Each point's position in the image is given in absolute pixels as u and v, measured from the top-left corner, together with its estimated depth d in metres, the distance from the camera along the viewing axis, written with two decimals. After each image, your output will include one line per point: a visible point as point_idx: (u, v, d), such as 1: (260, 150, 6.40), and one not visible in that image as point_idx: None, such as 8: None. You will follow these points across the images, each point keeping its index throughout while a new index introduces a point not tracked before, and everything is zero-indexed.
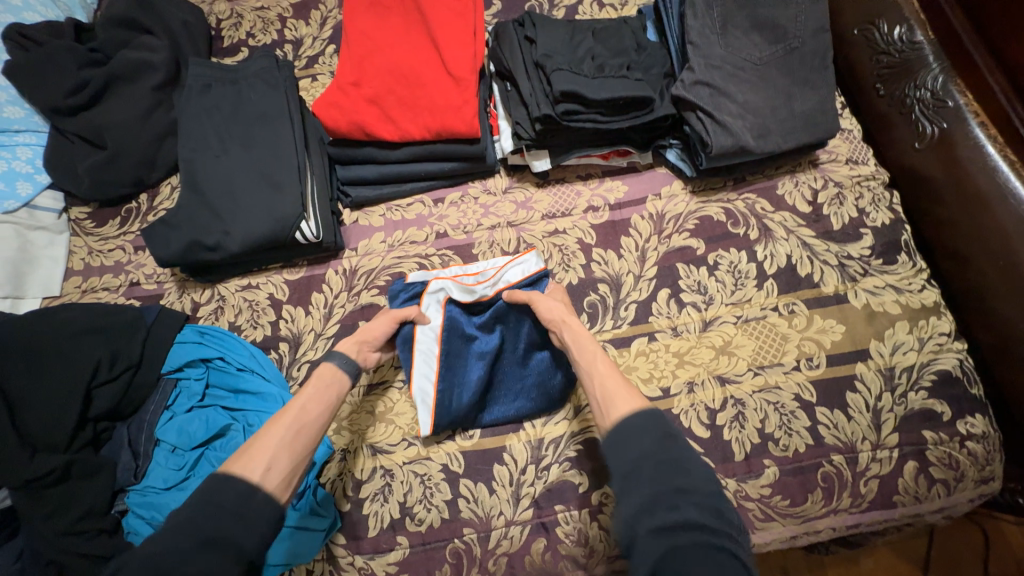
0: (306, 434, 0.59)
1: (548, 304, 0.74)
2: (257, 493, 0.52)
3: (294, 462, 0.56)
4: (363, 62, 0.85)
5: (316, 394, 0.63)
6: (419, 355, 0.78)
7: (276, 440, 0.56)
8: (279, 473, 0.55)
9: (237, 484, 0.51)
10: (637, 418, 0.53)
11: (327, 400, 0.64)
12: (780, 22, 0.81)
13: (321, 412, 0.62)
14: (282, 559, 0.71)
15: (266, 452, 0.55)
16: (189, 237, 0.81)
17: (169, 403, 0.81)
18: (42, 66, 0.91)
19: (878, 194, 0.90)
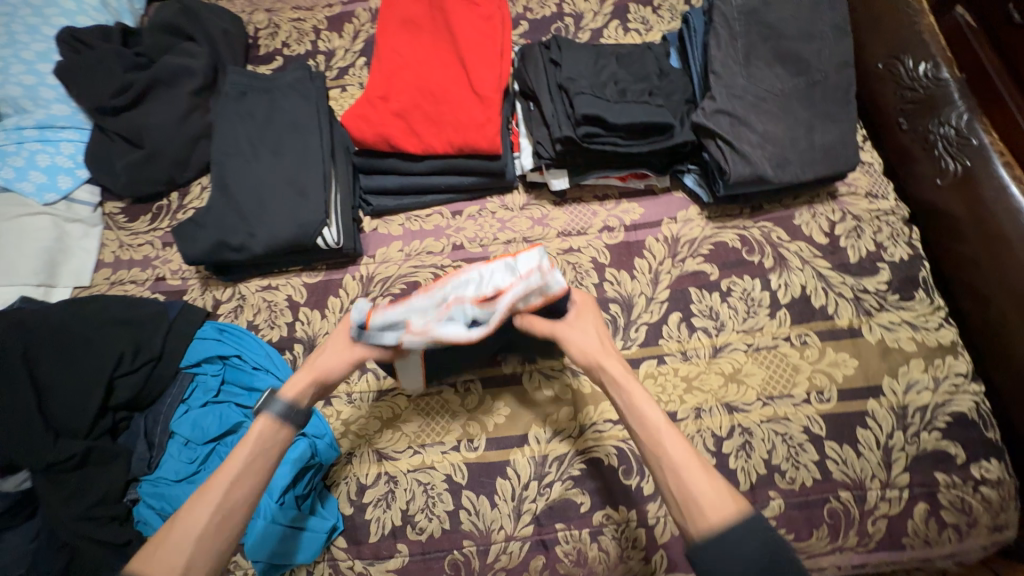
0: (233, 516, 0.58)
1: (582, 338, 0.67)
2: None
3: (218, 551, 0.56)
4: (392, 77, 0.88)
5: (247, 467, 0.60)
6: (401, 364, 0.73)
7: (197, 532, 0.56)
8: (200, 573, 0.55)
9: None
10: (737, 530, 0.50)
11: (260, 470, 0.61)
12: (803, 55, 0.82)
13: (251, 488, 0.60)
14: (264, 558, 0.72)
15: (181, 554, 0.55)
16: (216, 237, 0.84)
17: (185, 396, 0.83)
18: (91, 69, 0.97)
19: (896, 229, 0.89)
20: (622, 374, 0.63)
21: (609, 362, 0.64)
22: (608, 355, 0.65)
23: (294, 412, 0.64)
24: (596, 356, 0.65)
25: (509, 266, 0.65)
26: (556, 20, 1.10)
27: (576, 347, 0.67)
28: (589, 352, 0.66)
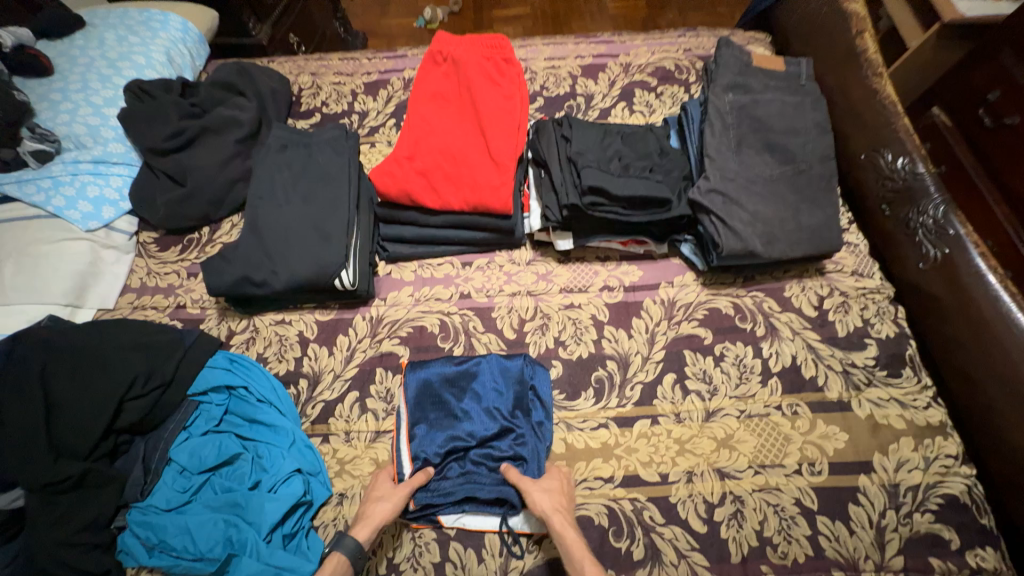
0: None
1: (537, 493, 0.73)
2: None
3: None
4: (418, 141, 0.98)
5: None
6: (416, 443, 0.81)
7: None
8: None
9: None
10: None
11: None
12: (789, 147, 0.91)
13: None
14: None
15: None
16: (240, 272, 0.90)
17: (188, 423, 0.85)
18: (150, 115, 1.08)
19: (882, 307, 0.94)
20: (556, 519, 0.71)
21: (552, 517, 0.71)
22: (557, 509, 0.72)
23: (359, 555, 0.70)
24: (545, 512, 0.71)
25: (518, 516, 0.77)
26: (569, 99, 1.24)
27: (533, 500, 0.72)
28: (543, 502, 0.72)
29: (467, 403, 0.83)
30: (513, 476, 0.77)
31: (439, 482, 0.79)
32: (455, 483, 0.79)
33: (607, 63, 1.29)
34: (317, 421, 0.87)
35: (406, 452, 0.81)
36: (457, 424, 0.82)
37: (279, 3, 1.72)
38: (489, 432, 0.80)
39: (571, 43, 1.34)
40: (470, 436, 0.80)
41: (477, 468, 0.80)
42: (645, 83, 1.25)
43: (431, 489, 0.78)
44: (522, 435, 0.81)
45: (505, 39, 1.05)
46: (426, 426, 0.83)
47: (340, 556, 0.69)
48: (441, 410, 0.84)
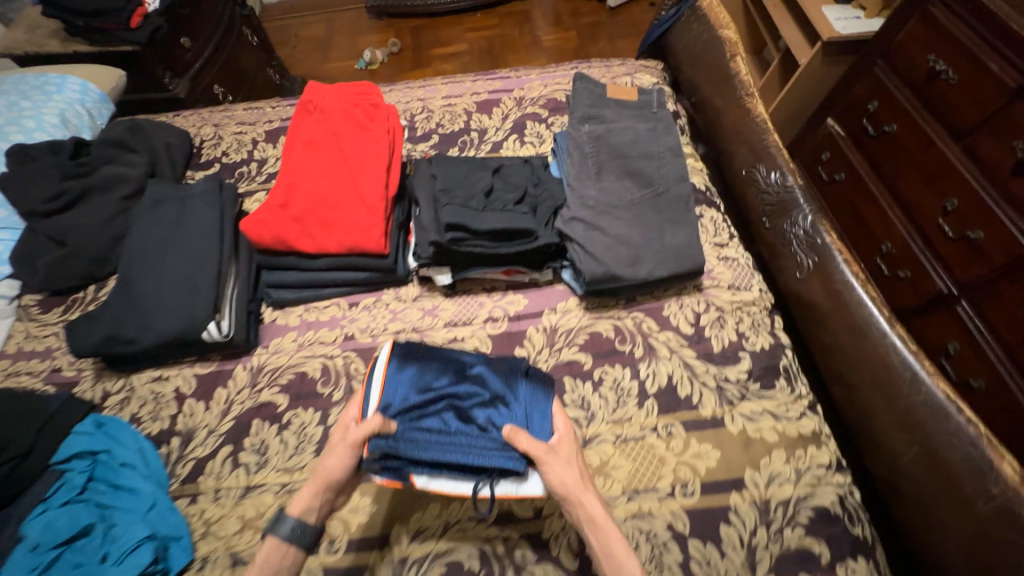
0: None
1: (561, 470, 0.67)
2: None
3: None
4: (291, 186, 0.97)
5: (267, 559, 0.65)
6: (393, 394, 0.74)
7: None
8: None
9: None
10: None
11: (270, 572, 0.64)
12: (647, 171, 0.95)
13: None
14: None
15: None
16: (106, 330, 0.87)
17: (46, 495, 0.80)
18: (30, 176, 1.06)
19: (758, 319, 0.96)
20: (589, 499, 0.65)
21: (584, 498, 0.66)
22: (579, 491, 0.66)
23: (302, 528, 0.65)
24: (573, 493, 0.66)
25: (515, 481, 0.70)
26: (462, 134, 1.27)
27: (555, 478, 0.66)
28: (566, 483, 0.66)
29: (457, 374, 0.77)
30: (524, 445, 0.67)
31: (416, 426, 0.71)
32: (433, 446, 0.68)
33: (501, 98, 1.34)
34: (186, 481, 0.84)
35: (375, 399, 0.73)
36: (445, 383, 0.75)
37: (199, 56, 1.76)
38: (500, 397, 0.75)
39: (469, 82, 1.40)
40: (467, 399, 0.74)
41: (465, 430, 0.71)
42: (536, 115, 1.29)
43: (395, 439, 0.68)
44: (519, 396, 0.75)
45: (373, 86, 1.09)
46: (413, 374, 0.75)
47: (279, 537, 0.65)
48: (433, 362, 0.77)
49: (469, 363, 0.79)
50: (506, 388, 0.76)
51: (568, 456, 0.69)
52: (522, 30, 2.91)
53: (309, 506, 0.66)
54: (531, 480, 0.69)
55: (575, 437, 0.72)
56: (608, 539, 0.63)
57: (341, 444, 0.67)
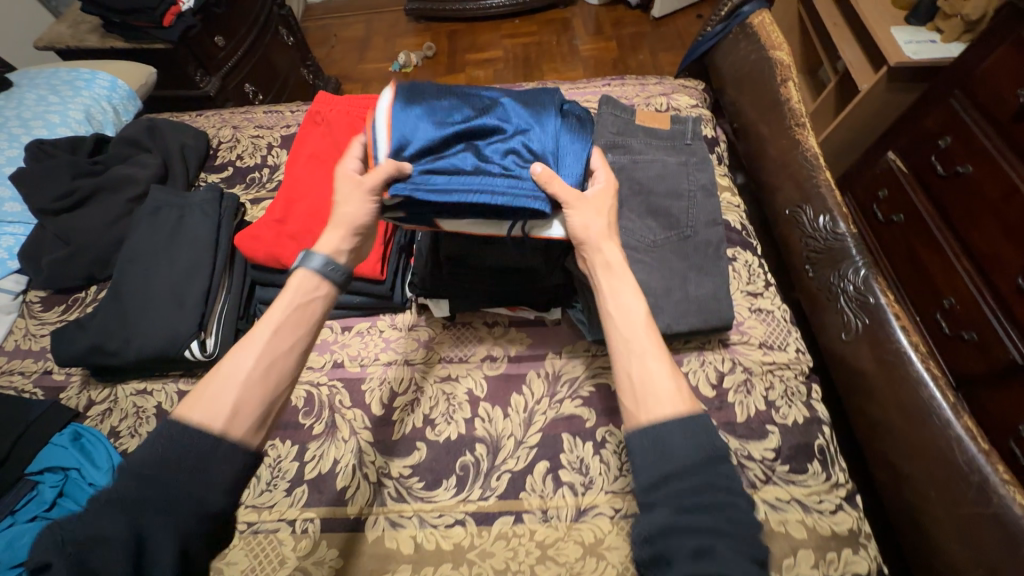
0: (279, 338, 0.61)
1: (587, 217, 0.65)
2: (225, 438, 0.55)
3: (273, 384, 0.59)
4: (292, 202, 0.93)
5: (288, 305, 0.62)
6: (405, 134, 0.66)
7: (252, 361, 0.58)
8: (251, 411, 0.57)
9: (202, 432, 0.54)
10: (679, 420, 0.52)
11: (294, 316, 0.62)
12: (672, 211, 0.85)
13: (301, 336, 0.62)
14: None
15: (230, 393, 0.57)
16: (92, 341, 0.85)
17: (15, 508, 0.78)
18: (44, 173, 1.06)
19: (791, 387, 0.83)
20: (608, 253, 0.63)
21: (604, 249, 0.64)
22: (604, 239, 0.64)
23: (328, 269, 0.64)
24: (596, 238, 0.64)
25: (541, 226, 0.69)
26: None
27: (579, 225, 0.64)
28: (591, 230, 0.64)
29: (473, 115, 0.68)
30: (557, 187, 0.64)
31: (436, 168, 0.66)
32: (456, 185, 0.64)
33: None
34: None
35: (384, 142, 0.66)
36: (461, 125, 0.67)
37: (232, 55, 1.77)
38: (530, 131, 0.67)
39: None
40: (493, 132, 0.67)
41: (490, 169, 0.65)
42: None
43: (415, 183, 0.64)
44: (547, 131, 0.68)
45: None
46: (422, 119, 0.67)
47: (305, 273, 0.63)
48: (444, 103, 0.69)
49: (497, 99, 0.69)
50: (534, 124, 0.68)
51: (599, 207, 0.66)
52: (559, 39, 2.82)
53: (338, 246, 0.65)
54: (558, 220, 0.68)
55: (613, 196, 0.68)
56: (618, 282, 0.62)
57: (356, 189, 0.64)
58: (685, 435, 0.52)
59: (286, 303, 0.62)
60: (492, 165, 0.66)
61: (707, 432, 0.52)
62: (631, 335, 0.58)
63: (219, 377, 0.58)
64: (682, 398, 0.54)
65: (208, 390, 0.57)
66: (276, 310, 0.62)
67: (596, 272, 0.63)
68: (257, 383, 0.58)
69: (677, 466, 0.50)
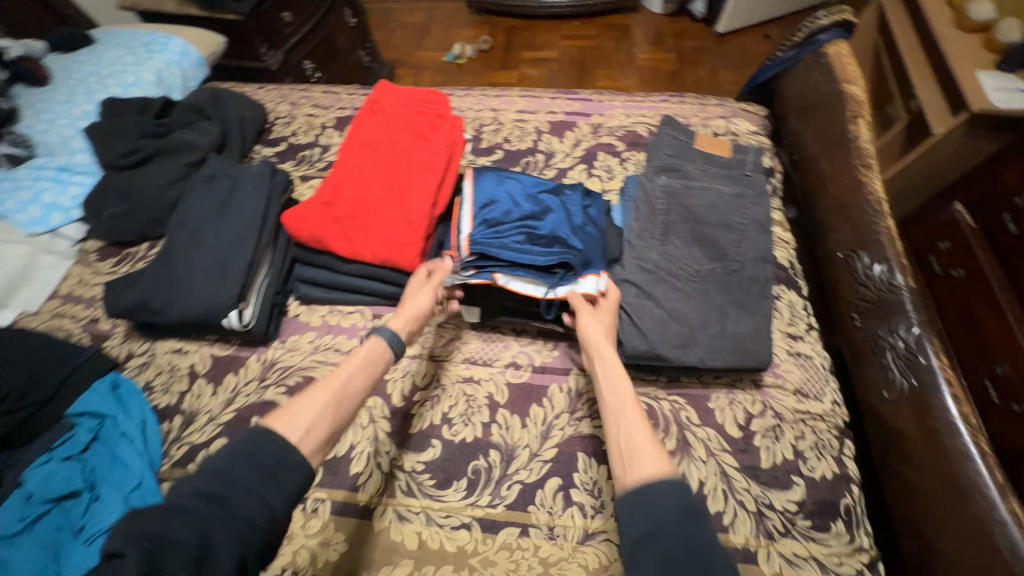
0: (349, 387, 0.71)
1: (590, 322, 0.75)
2: (297, 450, 0.62)
3: (335, 422, 0.67)
4: (339, 185, 0.94)
5: (362, 363, 0.74)
6: (483, 209, 0.87)
7: (324, 398, 0.68)
8: (318, 435, 0.65)
9: (277, 442, 0.61)
10: (662, 482, 0.57)
11: (370, 371, 0.74)
12: (720, 242, 0.82)
13: (368, 381, 0.73)
14: None
15: (306, 419, 0.65)
16: (139, 297, 0.89)
17: (53, 446, 0.82)
18: (115, 131, 1.12)
19: (823, 440, 0.80)
20: (606, 351, 0.72)
21: (602, 347, 0.73)
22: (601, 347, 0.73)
23: (397, 341, 0.78)
24: (597, 340, 0.73)
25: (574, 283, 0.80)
26: (528, 154, 1.18)
27: (584, 331, 0.75)
28: (593, 335, 0.74)
29: (535, 199, 0.89)
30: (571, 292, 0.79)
31: (504, 233, 0.84)
32: (517, 249, 0.82)
33: (577, 122, 1.25)
34: (176, 464, 0.84)
35: (467, 216, 0.86)
36: (526, 207, 0.87)
37: (298, 31, 1.81)
38: (570, 214, 0.88)
39: (547, 99, 1.32)
40: (540, 215, 0.86)
41: (544, 239, 0.83)
42: (610, 146, 1.18)
43: (486, 245, 0.82)
44: (586, 219, 0.88)
45: (442, 95, 1.05)
46: (498, 200, 0.88)
47: (379, 338, 0.77)
48: (514, 188, 0.90)
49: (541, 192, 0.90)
50: (577, 213, 0.88)
51: (602, 318, 0.76)
52: (618, 45, 2.77)
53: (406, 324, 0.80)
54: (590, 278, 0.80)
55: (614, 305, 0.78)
56: (612, 378, 0.70)
57: (424, 289, 0.83)
58: (667, 500, 0.55)
59: (361, 356, 0.74)
60: (543, 239, 0.83)
61: (684, 493, 0.56)
62: (622, 423, 0.65)
63: (301, 403, 0.67)
64: (662, 460, 0.60)
65: (290, 414, 0.66)
66: (355, 359, 0.74)
67: (596, 377, 0.71)
68: (327, 417, 0.67)
69: (660, 524, 0.54)
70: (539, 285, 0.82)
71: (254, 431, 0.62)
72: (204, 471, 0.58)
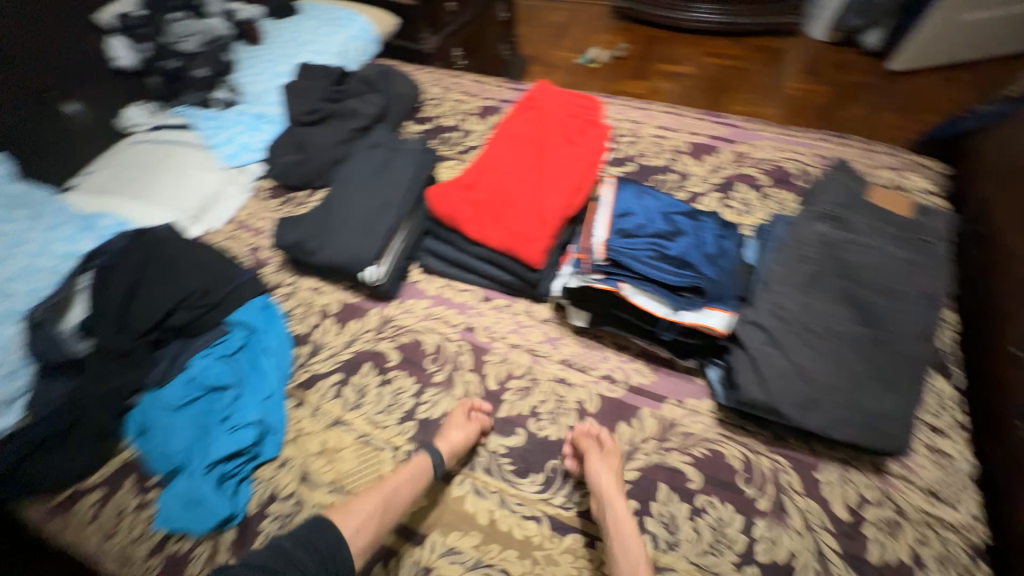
0: (393, 500, 0.76)
1: (599, 468, 0.75)
2: (344, 548, 0.70)
3: (380, 528, 0.73)
4: (482, 172, 1.00)
5: (406, 479, 0.78)
6: (619, 219, 0.88)
7: (373, 504, 0.74)
8: (365, 537, 0.72)
9: (332, 535, 0.70)
10: None
11: (411, 488, 0.77)
12: (874, 306, 0.75)
13: (411, 495, 0.77)
14: (186, 522, 0.79)
15: (353, 522, 0.72)
16: (299, 238, 1.04)
17: (212, 343, 0.99)
18: (302, 93, 1.31)
19: (952, 554, 0.69)
20: (618, 502, 0.74)
21: (611, 499, 0.74)
22: (613, 497, 0.74)
23: (440, 462, 0.80)
24: (609, 491, 0.75)
25: (699, 314, 0.80)
26: (660, 172, 1.16)
27: (597, 477, 0.75)
28: (605, 483, 0.75)
29: (671, 219, 0.89)
30: (585, 442, 0.79)
31: (638, 246, 0.84)
32: (648, 265, 0.82)
33: (719, 147, 1.20)
34: (298, 386, 0.96)
35: (603, 222, 0.88)
36: (661, 225, 0.87)
37: (456, 21, 1.94)
38: (703, 242, 0.86)
39: (690, 118, 1.29)
40: (672, 236, 0.86)
41: (678, 260, 0.82)
42: (752, 179, 1.12)
43: (621, 253, 0.83)
44: (718, 249, 0.86)
45: (596, 103, 1.09)
46: (635, 213, 0.89)
47: (425, 457, 0.80)
48: (651, 205, 0.91)
49: (677, 214, 0.90)
50: (710, 242, 0.87)
51: (612, 464, 0.77)
52: (765, 70, 2.58)
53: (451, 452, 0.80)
54: (715, 313, 0.79)
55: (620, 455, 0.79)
56: (626, 537, 0.70)
57: (468, 423, 0.84)
58: None
59: (398, 480, 0.77)
60: (673, 260, 0.82)
61: None
62: None
63: (355, 503, 0.74)
64: None
65: (345, 513, 0.73)
66: (399, 476, 0.78)
67: (607, 530, 0.72)
68: (374, 521, 0.73)
69: None
70: (662, 307, 0.81)
71: (316, 520, 0.72)
72: (272, 548, 0.69)
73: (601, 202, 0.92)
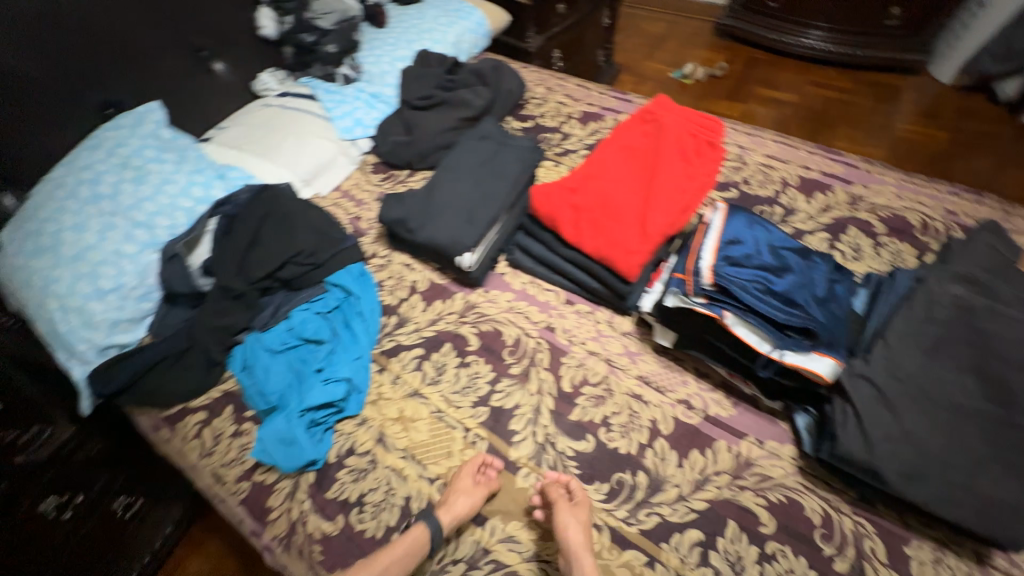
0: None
1: (568, 519, 0.74)
2: None
3: None
4: (591, 178, 1.02)
5: (401, 552, 0.74)
6: (728, 246, 0.86)
7: None
8: None
9: None
10: None
11: (405, 561, 0.73)
12: (1011, 385, 0.69)
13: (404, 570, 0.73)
14: (275, 456, 0.87)
15: None
16: (401, 214, 1.09)
17: (312, 299, 1.06)
18: (418, 79, 1.38)
19: None
20: (585, 558, 0.71)
21: (577, 554, 0.72)
22: (579, 550, 0.72)
23: (437, 536, 0.76)
24: (575, 544, 0.72)
25: (805, 356, 0.77)
26: (766, 203, 1.12)
27: (565, 527, 0.73)
28: (571, 534, 0.73)
29: (783, 254, 0.86)
30: (553, 493, 0.79)
31: (746, 277, 0.82)
32: (754, 298, 0.80)
33: (833, 185, 1.14)
34: (382, 352, 1.02)
35: (711, 246, 0.87)
36: (772, 259, 0.85)
37: (563, 23, 1.96)
38: (814, 284, 0.83)
39: (803, 151, 1.23)
40: (784, 271, 0.83)
41: (788, 298, 0.79)
42: (867, 225, 1.06)
43: (728, 281, 0.81)
44: (830, 294, 0.83)
45: (718, 125, 1.08)
46: (745, 242, 0.87)
47: (424, 527, 0.76)
48: (763, 237, 0.89)
49: (790, 250, 0.87)
50: (822, 285, 0.83)
51: (579, 519, 0.76)
52: (877, 107, 2.41)
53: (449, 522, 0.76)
54: (822, 359, 0.76)
55: (588, 509, 0.78)
56: None
57: (472, 490, 0.80)
58: None
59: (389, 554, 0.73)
60: (781, 297, 0.80)
61: None
62: None
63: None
64: None
65: None
66: (396, 546, 0.74)
67: None
68: None
69: None
70: (763, 342, 0.79)
71: None
72: None
73: (711, 226, 0.91)
